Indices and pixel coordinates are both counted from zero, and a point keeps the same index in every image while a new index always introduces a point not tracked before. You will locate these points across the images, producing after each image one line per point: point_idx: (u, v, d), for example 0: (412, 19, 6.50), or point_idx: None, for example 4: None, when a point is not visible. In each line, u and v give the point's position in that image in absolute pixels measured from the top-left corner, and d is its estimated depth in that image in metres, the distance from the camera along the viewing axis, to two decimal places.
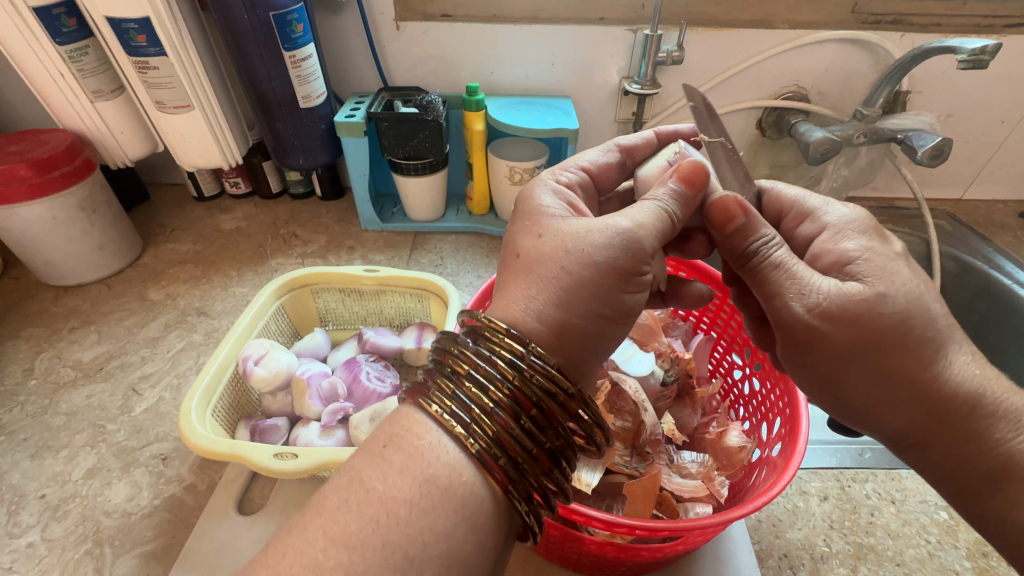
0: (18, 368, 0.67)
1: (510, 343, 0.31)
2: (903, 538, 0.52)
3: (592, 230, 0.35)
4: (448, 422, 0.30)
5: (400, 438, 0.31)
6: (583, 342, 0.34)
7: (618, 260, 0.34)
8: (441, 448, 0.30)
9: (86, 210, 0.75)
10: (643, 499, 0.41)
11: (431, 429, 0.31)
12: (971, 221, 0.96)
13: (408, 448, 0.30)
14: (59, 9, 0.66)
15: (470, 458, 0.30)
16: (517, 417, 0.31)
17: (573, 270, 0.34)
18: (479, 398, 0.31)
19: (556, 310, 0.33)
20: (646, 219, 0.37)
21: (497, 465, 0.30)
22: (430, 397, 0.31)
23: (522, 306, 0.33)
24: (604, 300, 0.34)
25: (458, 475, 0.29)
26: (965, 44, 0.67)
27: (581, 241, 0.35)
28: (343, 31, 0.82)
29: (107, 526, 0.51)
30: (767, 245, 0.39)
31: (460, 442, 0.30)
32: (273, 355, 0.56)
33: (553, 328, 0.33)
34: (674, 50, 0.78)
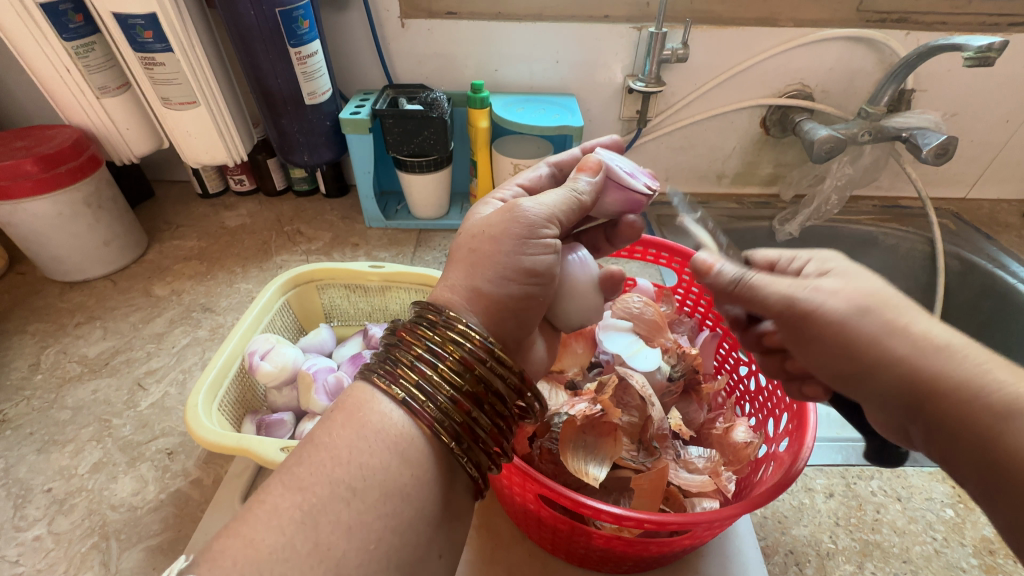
0: (24, 363, 0.67)
1: (428, 313, 0.35)
2: (909, 535, 0.52)
3: (493, 212, 0.39)
4: (378, 380, 0.33)
5: (343, 401, 0.33)
6: (497, 304, 0.36)
7: (511, 228, 0.37)
8: (376, 404, 0.32)
9: (92, 206, 0.76)
10: (651, 494, 0.43)
11: (368, 390, 0.33)
12: (975, 220, 0.96)
13: (350, 407, 0.32)
14: (66, 5, 0.66)
15: (399, 406, 0.32)
16: (435, 370, 0.33)
17: (479, 246, 0.37)
18: (402, 359, 0.33)
19: (468, 278, 0.37)
20: (546, 198, 0.40)
21: (424, 410, 0.32)
22: (367, 366, 0.34)
23: (444, 286, 0.37)
24: (506, 263, 0.37)
25: (389, 420, 0.31)
26: (971, 41, 0.66)
27: (485, 222, 0.38)
28: (348, 29, 0.83)
29: (113, 520, 0.52)
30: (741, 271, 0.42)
31: (385, 395, 0.32)
32: (279, 350, 0.56)
33: (472, 292, 0.36)
34: (678, 48, 0.79)
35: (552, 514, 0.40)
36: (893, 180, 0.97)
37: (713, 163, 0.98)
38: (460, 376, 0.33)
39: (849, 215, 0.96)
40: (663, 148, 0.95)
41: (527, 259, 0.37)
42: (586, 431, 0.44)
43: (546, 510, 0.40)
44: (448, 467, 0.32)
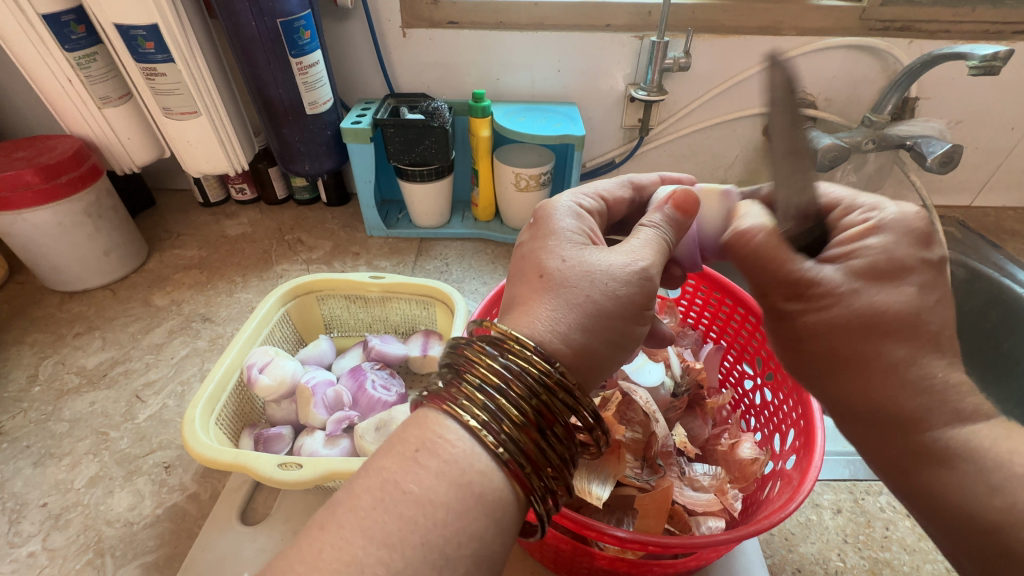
0: (23, 374, 0.67)
1: (520, 349, 0.31)
2: (919, 553, 0.51)
3: (608, 259, 0.35)
4: (472, 425, 0.29)
5: (432, 443, 0.29)
6: (596, 364, 0.33)
7: (634, 295, 0.34)
8: (463, 448, 0.29)
9: (92, 216, 0.75)
10: (655, 514, 0.40)
11: (462, 436, 0.29)
12: (981, 228, 0.95)
13: (442, 454, 0.28)
14: (68, 16, 0.67)
15: (499, 465, 0.29)
16: (533, 425, 0.30)
17: (595, 297, 0.33)
18: (498, 400, 0.30)
19: (578, 330, 0.33)
20: (655, 251, 0.37)
21: (525, 474, 0.29)
22: (459, 404, 0.30)
23: (545, 324, 0.32)
24: (620, 330, 0.34)
25: (489, 480, 0.28)
26: (976, 50, 0.66)
27: (599, 269, 0.35)
28: (350, 39, 0.83)
29: (108, 536, 0.51)
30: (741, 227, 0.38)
31: (475, 438, 0.29)
32: (277, 362, 0.55)
33: (574, 350, 0.32)
34: (681, 57, 0.79)
35: (554, 534, 0.39)
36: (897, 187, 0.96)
37: (716, 171, 0.97)
38: (555, 431, 0.30)
39: None
40: (665, 156, 0.95)
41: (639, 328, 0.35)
42: None
43: (548, 530, 0.39)
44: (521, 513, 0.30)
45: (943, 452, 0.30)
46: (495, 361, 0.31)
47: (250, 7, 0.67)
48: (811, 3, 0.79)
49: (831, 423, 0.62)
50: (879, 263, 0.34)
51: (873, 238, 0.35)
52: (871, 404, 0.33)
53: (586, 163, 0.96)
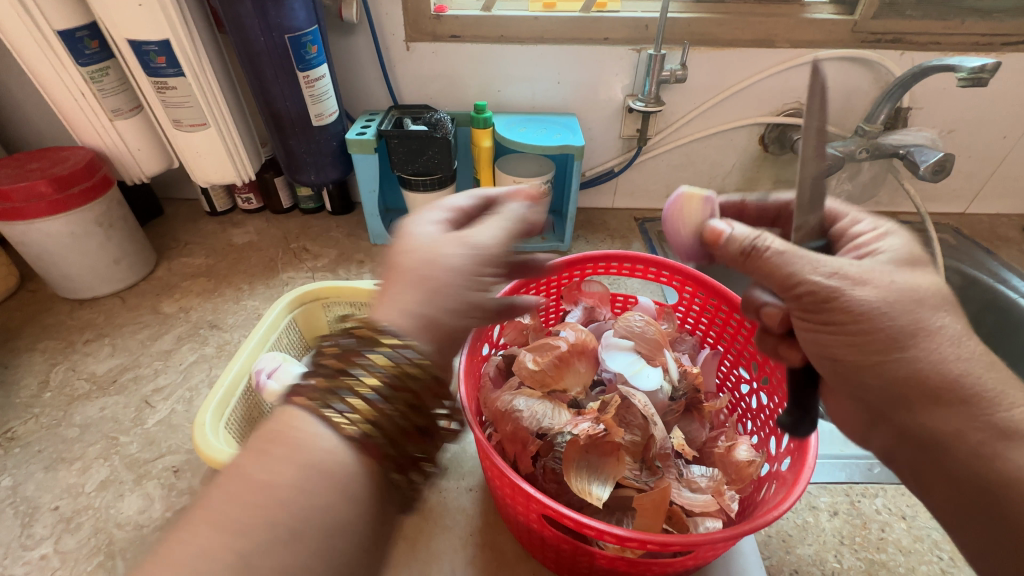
0: (34, 380, 0.68)
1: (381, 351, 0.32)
2: (915, 554, 0.51)
3: (441, 246, 0.37)
4: (308, 403, 0.31)
5: (280, 433, 0.30)
6: (448, 342, 0.35)
7: (454, 278, 0.36)
8: (316, 442, 0.29)
9: (103, 225, 0.77)
10: (653, 513, 0.42)
11: (310, 422, 0.30)
12: (975, 235, 0.97)
13: (288, 441, 0.29)
14: (82, 32, 0.69)
15: (346, 441, 0.30)
16: (396, 418, 0.31)
17: (431, 275, 0.35)
18: (375, 388, 0.31)
19: (421, 305, 0.34)
20: (435, 242, 0.37)
21: (373, 444, 0.30)
22: (309, 393, 0.31)
23: (394, 307, 0.34)
24: (460, 299, 0.36)
25: (335, 457, 0.29)
26: (964, 62, 0.68)
27: (434, 259, 0.36)
28: (355, 52, 0.85)
29: (119, 538, 0.52)
30: (761, 238, 0.39)
31: (341, 431, 0.30)
32: (285, 367, 0.56)
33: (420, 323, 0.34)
34: (677, 69, 0.81)
35: (555, 534, 0.40)
36: (892, 195, 0.98)
37: (713, 180, 0.99)
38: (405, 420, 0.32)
39: None
40: (663, 165, 0.97)
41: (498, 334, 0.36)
42: (589, 451, 0.44)
43: (550, 530, 0.40)
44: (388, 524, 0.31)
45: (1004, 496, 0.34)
46: (365, 367, 0.32)
47: (259, 23, 0.69)
48: (804, 16, 0.81)
49: (827, 427, 0.63)
50: (902, 285, 0.37)
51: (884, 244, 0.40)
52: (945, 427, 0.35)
53: (586, 172, 0.97)
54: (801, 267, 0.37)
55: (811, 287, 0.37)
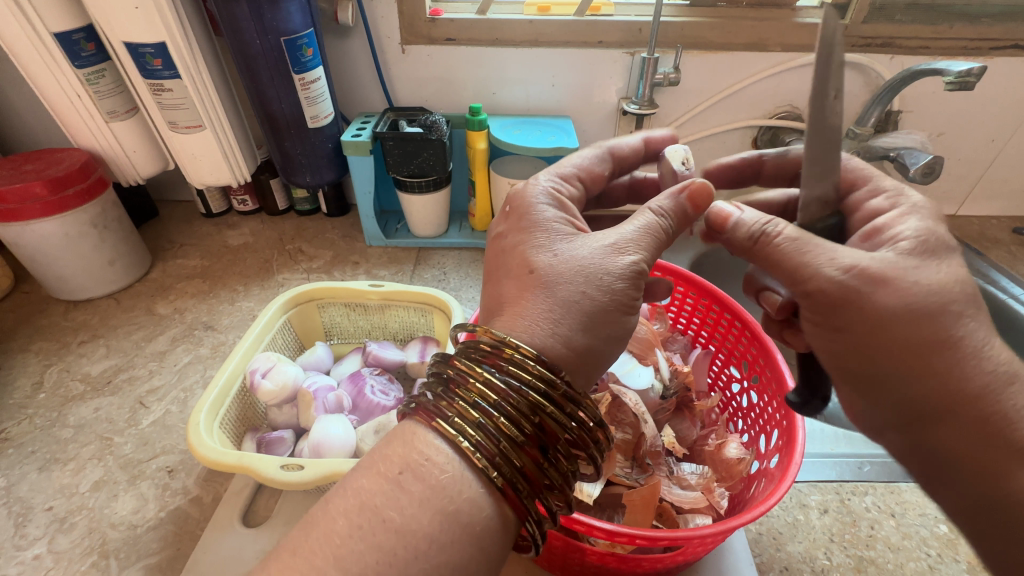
0: (28, 382, 0.68)
1: (536, 372, 0.32)
2: (903, 551, 0.52)
3: (602, 255, 0.37)
4: (437, 425, 0.32)
5: (408, 456, 0.31)
6: (580, 359, 0.35)
7: (622, 286, 0.36)
8: (452, 470, 0.31)
9: (98, 226, 0.77)
10: (644, 509, 0.42)
11: (437, 445, 0.31)
12: (965, 237, 0.98)
13: (414, 465, 0.31)
14: (79, 34, 0.69)
15: (473, 474, 0.31)
16: (538, 449, 0.32)
17: (586, 293, 0.35)
18: (494, 417, 0.31)
19: (572, 328, 0.35)
20: (607, 251, 0.37)
21: (502, 482, 0.30)
22: (437, 414, 0.32)
23: (531, 324, 0.34)
24: (610, 320, 0.36)
25: (461, 488, 0.30)
26: (952, 66, 0.69)
27: (557, 271, 0.36)
28: (350, 55, 0.85)
29: (112, 538, 0.52)
30: (772, 223, 0.37)
31: (464, 458, 0.31)
32: (280, 367, 0.57)
33: (571, 348, 0.34)
34: (670, 73, 0.81)
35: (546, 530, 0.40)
36: None
37: None
38: (557, 448, 0.33)
39: None
40: None
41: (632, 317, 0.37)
42: None
43: None
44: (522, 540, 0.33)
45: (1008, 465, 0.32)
46: (482, 394, 0.32)
47: (255, 26, 0.69)
48: (795, 20, 0.82)
49: (818, 426, 0.64)
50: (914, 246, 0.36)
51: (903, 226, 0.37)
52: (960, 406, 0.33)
53: None
54: (841, 254, 0.35)
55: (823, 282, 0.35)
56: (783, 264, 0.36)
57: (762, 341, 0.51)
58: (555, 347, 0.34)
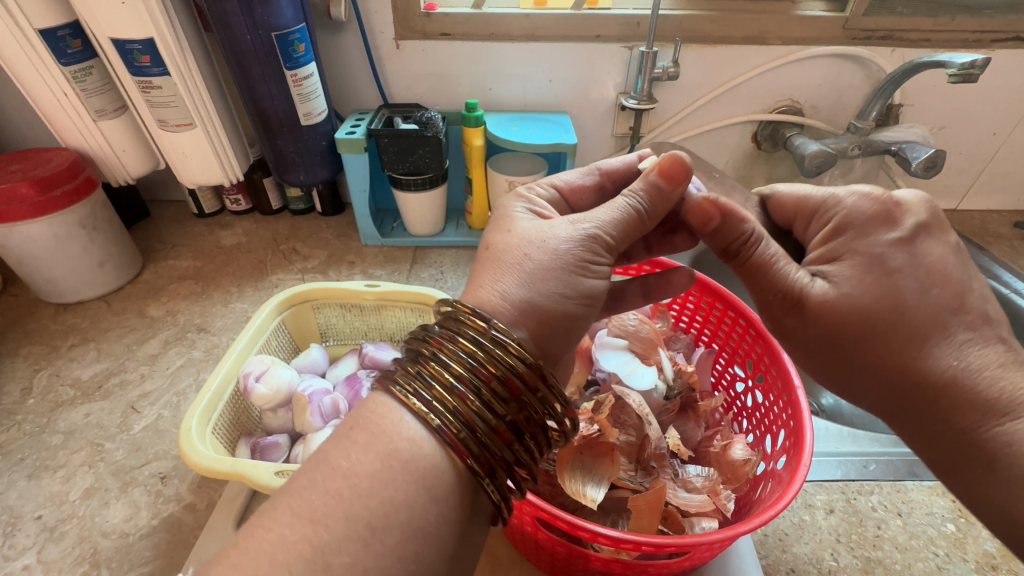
0: (17, 387, 0.67)
1: (473, 321, 0.32)
2: (911, 551, 0.51)
3: (555, 228, 0.38)
4: (396, 391, 0.31)
5: (365, 418, 0.30)
6: (551, 319, 0.35)
7: (575, 251, 0.37)
8: (393, 422, 0.30)
9: (87, 227, 0.76)
10: (649, 514, 0.41)
11: (394, 409, 0.31)
12: (967, 231, 0.97)
13: (371, 427, 0.30)
14: (65, 31, 0.67)
15: (431, 434, 0.30)
16: (479, 397, 0.31)
17: (535, 256, 0.36)
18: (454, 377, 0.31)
19: (522, 289, 0.35)
20: (559, 228, 0.38)
21: (461, 442, 0.29)
22: (395, 379, 0.32)
23: (490, 290, 0.35)
24: (566, 282, 0.36)
25: (418, 448, 0.29)
26: (955, 58, 0.67)
27: (513, 244, 0.37)
28: (344, 50, 0.84)
29: (104, 547, 0.51)
30: (756, 240, 0.41)
31: (423, 423, 0.30)
32: (274, 371, 0.56)
33: (517, 298, 0.34)
34: (670, 66, 0.80)
35: (549, 536, 0.39)
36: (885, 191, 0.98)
37: None
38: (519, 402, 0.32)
39: None
40: None
41: (591, 269, 0.37)
42: (584, 451, 0.44)
43: (543, 533, 0.40)
44: (478, 500, 0.31)
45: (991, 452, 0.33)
46: (444, 358, 0.32)
47: (246, 21, 0.68)
48: (794, 14, 0.81)
49: (822, 425, 0.63)
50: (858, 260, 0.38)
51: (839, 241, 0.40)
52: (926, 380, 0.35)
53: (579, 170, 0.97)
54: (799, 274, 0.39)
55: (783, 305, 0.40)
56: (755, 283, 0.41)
57: (767, 339, 0.50)
58: (495, 301, 0.34)
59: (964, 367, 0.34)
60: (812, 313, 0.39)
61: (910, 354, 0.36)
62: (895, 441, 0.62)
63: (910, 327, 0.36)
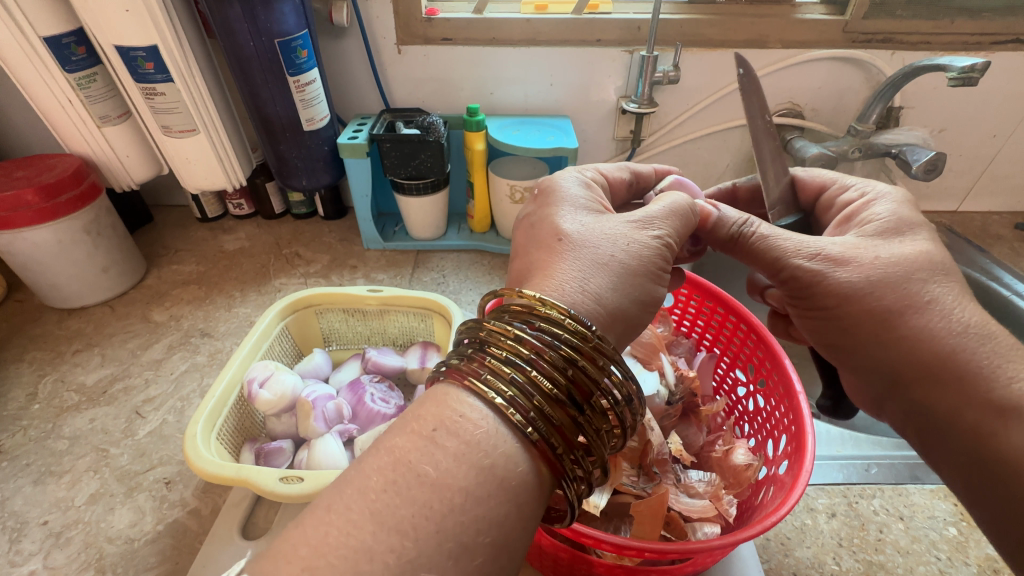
0: (22, 393, 0.67)
1: (570, 327, 0.32)
2: (913, 555, 0.51)
3: (631, 232, 0.39)
4: (485, 394, 0.30)
5: (451, 421, 0.29)
6: (629, 326, 0.37)
7: (654, 257, 0.38)
8: (487, 427, 0.29)
9: (91, 233, 0.76)
10: (651, 520, 0.42)
11: (486, 414, 0.29)
12: (967, 233, 0.97)
13: (461, 433, 0.28)
14: (69, 38, 0.68)
15: (525, 444, 0.29)
16: (575, 404, 0.31)
17: (621, 258, 0.37)
18: (542, 386, 0.30)
19: (612, 295, 0.35)
20: (635, 234, 0.39)
21: (552, 450, 0.30)
22: (483, 381, 0.30)
23: (580, 290, 0.35)
24: (647, 290, 0.37)
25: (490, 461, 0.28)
26: (955, 61, 0.67)
27: (591, 242, 0.37)
28: (345, 56, 0.84)
29: (110, 553, 0.51)
30: (748, 222, 0.43)
31: (516, 431, 0.29)
32: (277, 377, 0.56)
33: (603, 305, 0.35)
34: (670, 70, 0.80)
35: (552, 542, 0.40)
36: None
37: (707, 181, 0.99)
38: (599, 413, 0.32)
39: None
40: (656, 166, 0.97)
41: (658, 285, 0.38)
42: None
43: (546, 539, 0.40)
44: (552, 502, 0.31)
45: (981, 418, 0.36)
46: (534, 360, 0.31)
47: (248, 28, 0.68)
48: (794, 17, 0.82)
49: (824, 428, 0.63)
50: (890, 223, 0.42)
51: (878, 208, 0.44)
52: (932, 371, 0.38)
53: None
54: (803, 258, 0.41)
55: (795, 271, 0.41)
56: (760, 256, 0.43)
57: (769, 344, 0.50)
58: (590, 309, 0.34)
59: (933, 372, 0.38)
60: (821, 289, 0.41)
61: (908, 347, 0.38)
62: (896, 444, 0.62)
63: (894, 310, 0.38)
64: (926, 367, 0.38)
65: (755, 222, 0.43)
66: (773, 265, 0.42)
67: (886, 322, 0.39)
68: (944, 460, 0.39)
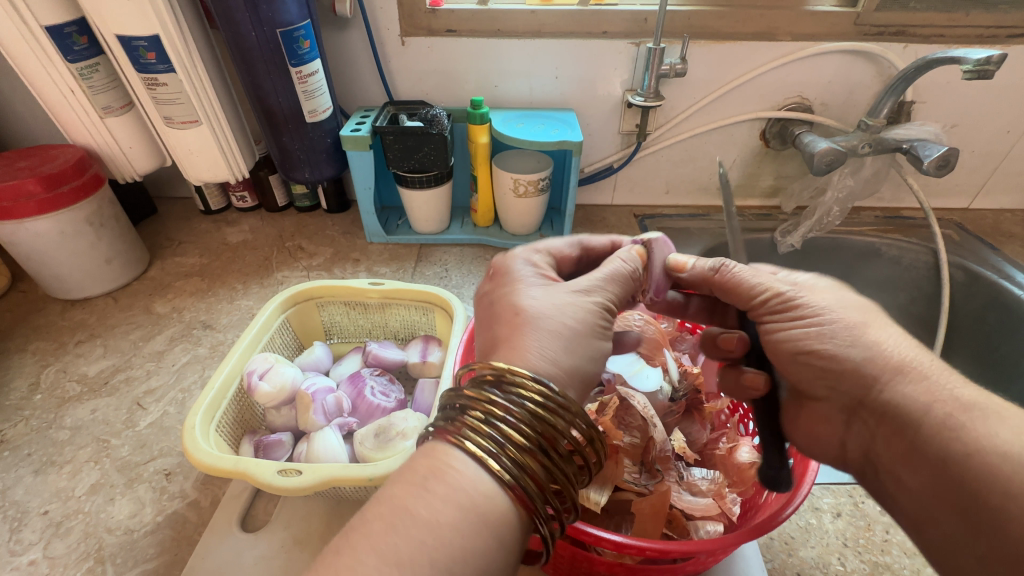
0: (24, 383, 0.67)
1: (507, 376, 0.32)
2: (920, 557, 0.50)
3: (569, 301, 0.38)
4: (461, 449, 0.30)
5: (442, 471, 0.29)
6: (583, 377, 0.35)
7: (592, 319, 0.37)
8: (471, 476, 0.29)
9: (94, 225, 0.76)
10: (653, 518, 0.42)
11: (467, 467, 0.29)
12: (979, 231, 0.95)
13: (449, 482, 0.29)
14: (71, 27, 0.67)
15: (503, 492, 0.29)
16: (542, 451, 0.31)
17: (568, 323, 0.36)
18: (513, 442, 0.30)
19: (564, 355, 0.35)
20: (571, 303, 0.37)
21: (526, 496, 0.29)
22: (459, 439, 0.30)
23: (536, 356, 0.34)
24: (587, 347, 0.36)
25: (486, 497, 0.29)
26: (970, 54, 0.66)
27: (547, 313, 0.36)
28: (349, 47, 0.83)
29: (109, 544, 0.51)
30: (724, 263, 0.45)
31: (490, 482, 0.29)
32: (277, 369, 0.56)
33: (564, 371, 0.34)
34: (677, 63, 0.79)
35: None
36: (894, 190, 0.98)
37: (713, 176, 0.98)
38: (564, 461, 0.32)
39: (850, 226, 0.96)
40: (662, 161, 0.96)
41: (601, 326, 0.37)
42: None
43: None
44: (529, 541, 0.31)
45: (944, 440, 0.32)
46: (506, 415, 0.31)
47: (251, 18, 0.68)
48: (805, 10, 0.80)
49: None
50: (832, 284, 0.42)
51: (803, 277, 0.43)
52: (896, 406, 0.34)
53: (584, 168, 0.96)
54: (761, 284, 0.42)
55: (773, 295, 0.42)
56: (735, 289, 0.43)
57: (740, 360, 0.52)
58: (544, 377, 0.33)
59: (894, 379, 0.35)
60: (795, 315, 0.40)
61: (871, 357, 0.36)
62: None
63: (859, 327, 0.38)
64: (882, 376, 0.35)
65: (728, 263, 0.44)
66: (744, 298, 0.43)
67: (849, 335, 0.37)
68: (908, 477, 0.34)
